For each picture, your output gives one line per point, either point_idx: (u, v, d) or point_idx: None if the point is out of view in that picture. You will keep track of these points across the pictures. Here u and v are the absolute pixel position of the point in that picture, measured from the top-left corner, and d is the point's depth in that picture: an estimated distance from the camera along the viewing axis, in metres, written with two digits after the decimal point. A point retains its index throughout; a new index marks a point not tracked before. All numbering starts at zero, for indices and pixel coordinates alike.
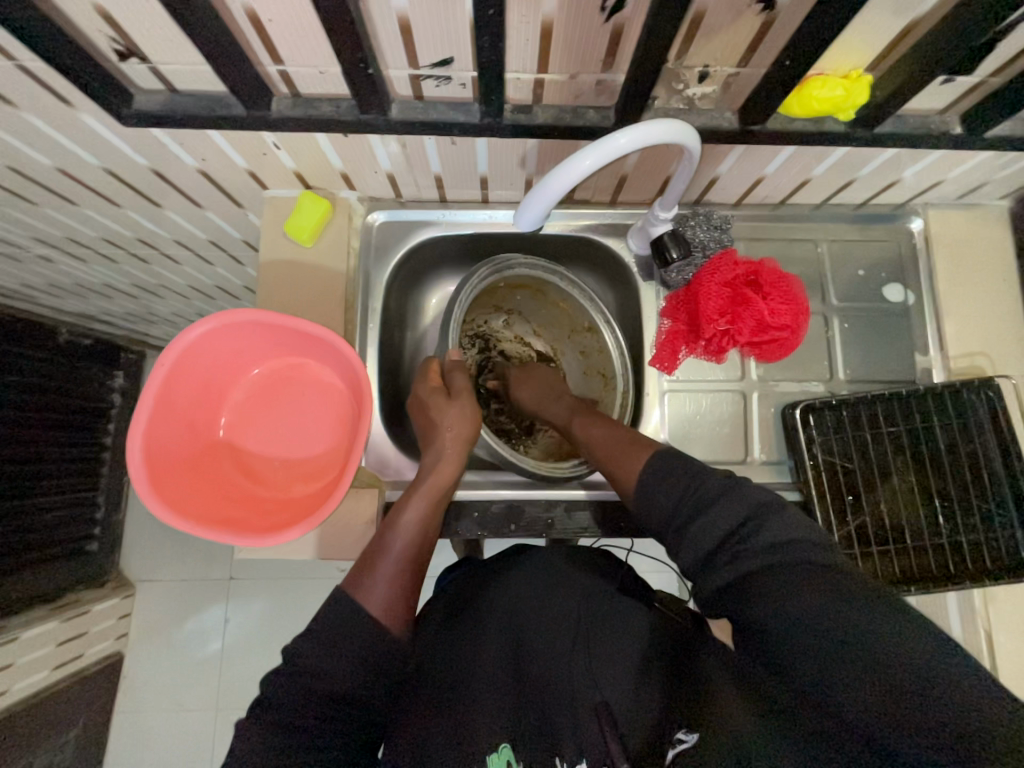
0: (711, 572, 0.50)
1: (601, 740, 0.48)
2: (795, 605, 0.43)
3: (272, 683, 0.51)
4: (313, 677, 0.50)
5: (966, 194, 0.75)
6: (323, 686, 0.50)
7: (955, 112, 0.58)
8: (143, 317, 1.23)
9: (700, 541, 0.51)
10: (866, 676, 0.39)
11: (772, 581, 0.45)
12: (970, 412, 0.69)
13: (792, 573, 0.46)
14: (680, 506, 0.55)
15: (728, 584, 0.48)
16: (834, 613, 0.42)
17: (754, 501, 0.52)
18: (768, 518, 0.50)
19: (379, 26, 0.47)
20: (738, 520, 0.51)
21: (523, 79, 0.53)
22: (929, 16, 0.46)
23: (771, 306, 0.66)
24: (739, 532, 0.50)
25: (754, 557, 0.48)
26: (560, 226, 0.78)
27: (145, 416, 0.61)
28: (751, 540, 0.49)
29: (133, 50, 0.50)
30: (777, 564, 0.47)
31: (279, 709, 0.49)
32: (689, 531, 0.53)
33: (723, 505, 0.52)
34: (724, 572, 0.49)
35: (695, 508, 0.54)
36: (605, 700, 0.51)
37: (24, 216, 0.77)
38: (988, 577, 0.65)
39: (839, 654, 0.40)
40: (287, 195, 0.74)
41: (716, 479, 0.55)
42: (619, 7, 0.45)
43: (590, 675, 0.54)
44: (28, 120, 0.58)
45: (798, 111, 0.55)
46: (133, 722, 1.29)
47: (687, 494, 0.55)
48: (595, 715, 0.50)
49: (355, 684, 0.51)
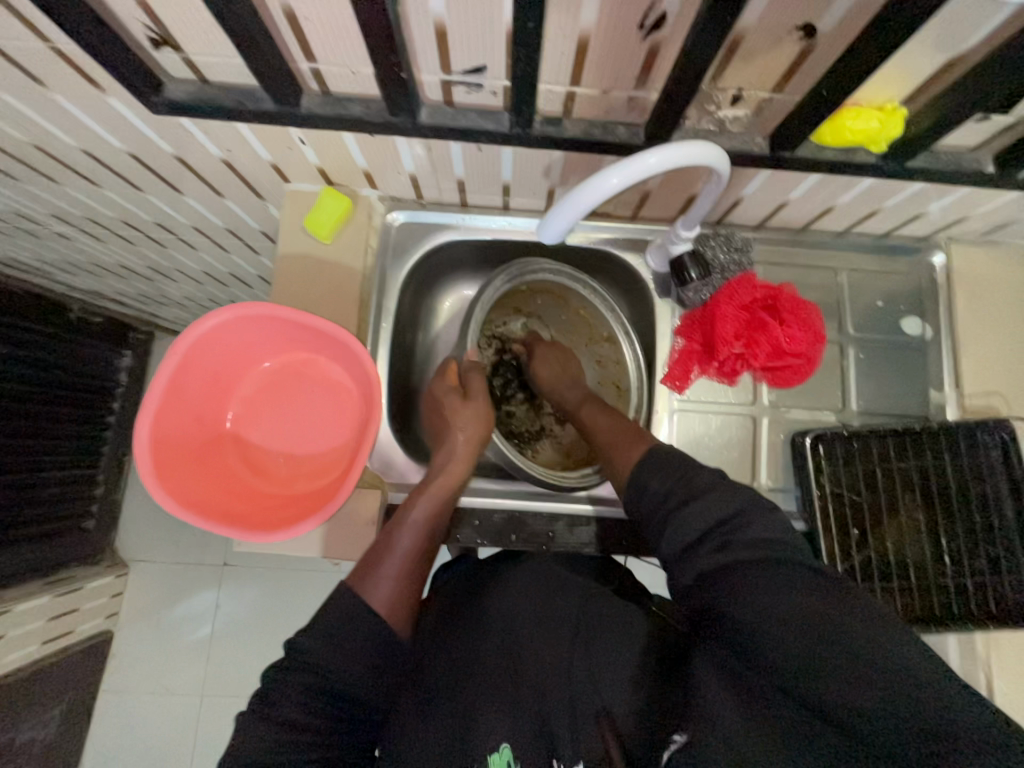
0: (693, 555, 0.51)
1: (601, 741, 0.47)
2: (773, 597, 0.44)
3: (273, 678, 0.50)
4: (313, 670, 0.49)
5: (991, 232, 0.74)
6: (325, 681, 0.49)
7: (988, 150, 0.57)
8: (154, 300, 1.23)
9: (686, 528, 0.52)
10: (849, 675, 0.40)
11: (757, 581, 0.45)
12: (982, 451, 0.68)
13: (779, 572, 0.46)
14: (670, 494, 0.55)
15: (702, 571, 0.49)
16: (828, 616, 0.42)
17: (743, 497, 0.52)
18: (750, 514, 0.51)
19: (414, 30, 0.47)
20: (725, 510, 0.51)
21: (554, 91, 0.53)
22: (971, 53, 0.46)
23: (789, 334, 0.66)
24: (723, 524, 0.51)
25: (738, 549, 0.48)
26: (581, 238, 0.78)
27: (155, 403, 0.61)
28: (733, 533, 0.50)
29: (166, 39, 0.50)
30: (754, 558, 0.47)
31: (280, 705, 0.48)
32: (676, 517, 0.53)
33: (709, 498, 0.52)
34: (706, 555, 0.50)
35: (687, 495, 0.54)
36: (606, 707, 0.50)
37: (45, 193, 0.77)
38: (991, 622, 0.64)
39: (831, 655, 0.41)
40: (309, 190, 0.74)
41: (704, 474, 0.55)
42: (657, 26, 0.44)
43: (593, 678, 0.52)
44: (57, 101, 0.58)
45: (830, 140, 0.54)
46: (118, 701, 1.29)
47: (676, 482, 0.55)
48: (596, 719, 0.49)
49: (354, 680, 0.50)
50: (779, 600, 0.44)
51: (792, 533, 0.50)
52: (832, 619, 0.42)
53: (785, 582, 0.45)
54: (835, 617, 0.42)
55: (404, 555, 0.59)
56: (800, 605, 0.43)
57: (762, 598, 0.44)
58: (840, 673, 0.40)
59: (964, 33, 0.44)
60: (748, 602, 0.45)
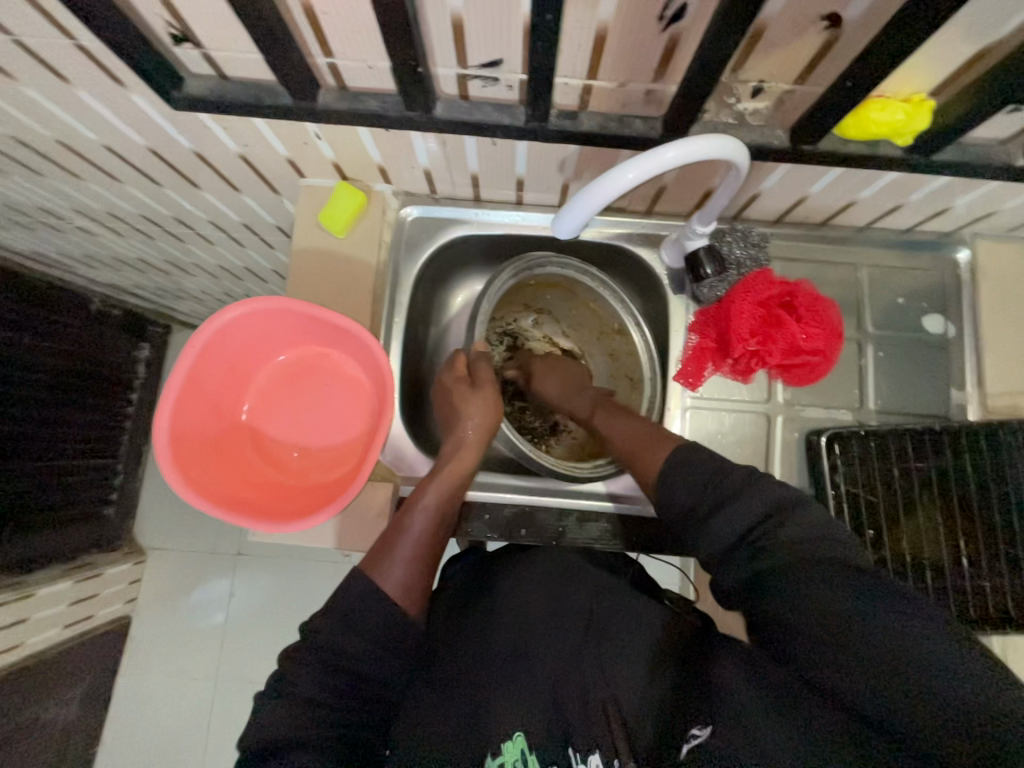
0: (727, 565, 0.49)
1: (609, 731, 0.49)
2: (804, 594, 0.43)
3: (290, 658, 0.51)
4: (331, 651, 0.51)
5: (1018, 228, 0.72)
6: (343, 660, 0.50)
7: (1019, 142, 0.56)
8: (172, 294, 1.25)
9: (720, 535, 0.50)
10: (880, 668, 0.39)
11: (796, 585, 0.44)
12: (1005, 453, 0.66)
13: (816, 569, 0.44)
14: (699, 501, 0.53)
15: (744, 579, 0.47)
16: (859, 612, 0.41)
17: (775, 497, 0.51)
18: (787, 514, 0.49)
19: (431, 23, 0.46)
20: (761, 512, 0.50)
21: (570, 84, 0.52)
22: (1004, 41, 0.44)
23: (805, 331, 0.65)
24: (763, 524, 0.49)
25: (774, 552, 0.46)
26: (594, 234, 0.78)
27: (174, 395, 0.62)
28: (772, 537, 0.48)
29: (187, 35, 0.50)
30: (796, 562, 0.45)
31: (300, 684, 0.49)
32: (704, 528, 0.51)
33: (747, 499, 0.51)
34: (740, 564, 0.48)
35: (718, 500, 0.52)
36: (615, 697, 0.51)
37: (67, 188, 0.79)
38: (1009, 625, 0.63)
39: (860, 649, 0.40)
40: (324, 185, 0.74)
41: (736, 476, 0.53)
42: (677, 17, 0.44)
43: (603, 669, 0.54)
44: (80, 97, 0.60)
45: (853, 133, 0.53)
46: (136, 685, 1.33)
47: (705, 490, 0.53)
48: (605, 711, 0.50)
49: (371, 660, 0.51)
50: (813, 597, 0.43)
51: (838, 535, 0.48)
52: (857, 610, 0.41)
53: (819, 578, 0.43)
54: (859, 608, 0.41)
55: (416, 539, 0.60)
56: (839, 604, 0.42)
57: (801, 597, 0.43)
58: (855, 665, 0.39)
59: (997, 22, 0.42)
60: (790, 602, 0.43)
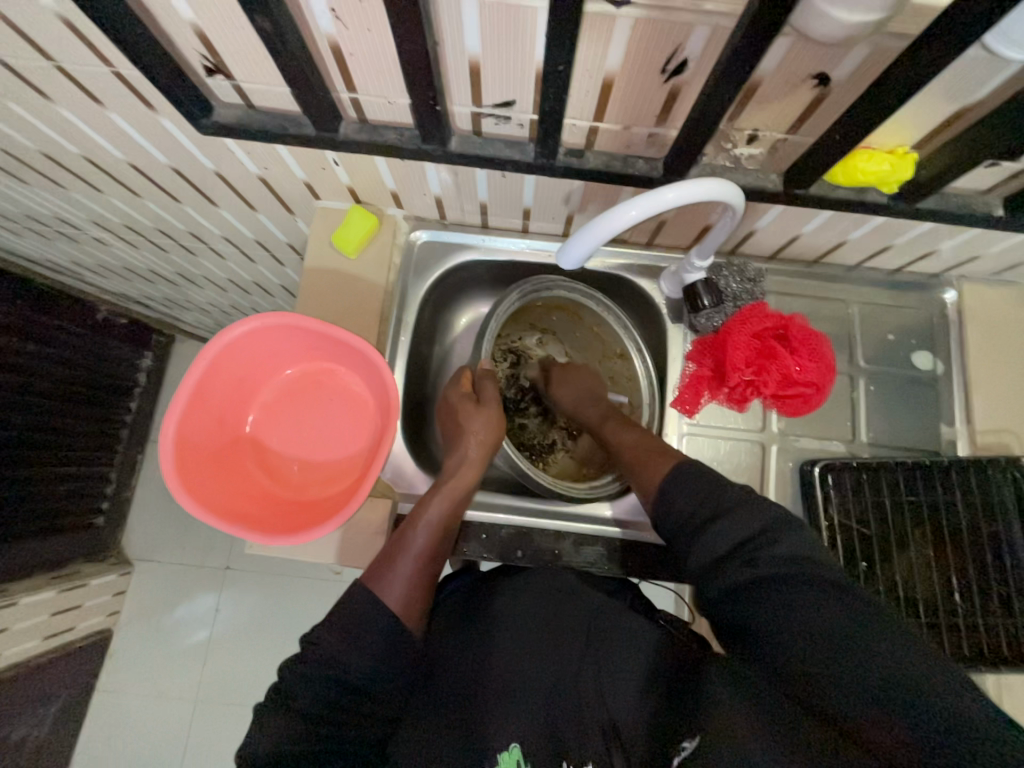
0: (721, 571, 0.51)
1: (606, 754, 0.49)
2: (797, 620, 0.45)
3: (290, 672, 0.51)
4: (331, 666, 0.50)
5: (1002, 272, 0.75)
6: (342, 675, 0.50)
7: (999, 194, 0.59)
8: (178, 304, 1.27)
9: (714, 544, 0.52)
10: (871, 697, 0.41)
11: (785, 604, 0.46)
12: (995, 491, 0.68)
13: (808, 591, 0.46)
14: (697, 513, 0.55)
15: (731, 586, 0.49)
16: (841, 631, 0.44)
17: (769, 515, 0.52)
18: (782, 532, 0.51)
19: (450, 67, 0.50)
20: (754, 527, 0.51)
21: (578, 125, 0.56)
22: (981, 104, 0.48)
23: (798, 362, 0.67)
24: (757, 538, 0.51)
25: (763, 565, 0.49)
26: (598, 263, 0.80)
27: (181, 405, 0.63)
28: (762, 550, 0.50)
29: (220, 67, 0.54)
30: (786, 574, 0.48)
31: (299, 698, 0.49)
32: (701, 536, 0.54)
33: (735, 517, 0.52)
34: (738, 569, 0.50)
35: (713, 514, 0.54)
36: (612, 718, 0.50)
37: (89, 201, 0.82)
38: (1002, 664, 0.63)
39: (846, 668, 0.42)
40: (338, 207, 0.77)
41: (733, 491, 0.55)
42: (679, 70, 0.47)
43: (599, 689, 0.52)
44: (112, 119, 0.63)
45: (842, 180, 0.57)
46: (113, 702, 1.29)
47: (703, 502, 0.56)
48: (603, 730, 0.50)
49: (370, 675, 0.51)
50: (802, 619, 0.45)
51: (818, 553, 0.50)
52: (844, 633, 0.44)
53: (810, 602, 0.46)
54: (847, 632, 0.44)
55: (418, 554, 0.60)
56: (833, 632, 0.44)
57: (791, 618, 0.46)
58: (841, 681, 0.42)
59: (974, 86, 0.46)
60: (781, 622, 0.46)
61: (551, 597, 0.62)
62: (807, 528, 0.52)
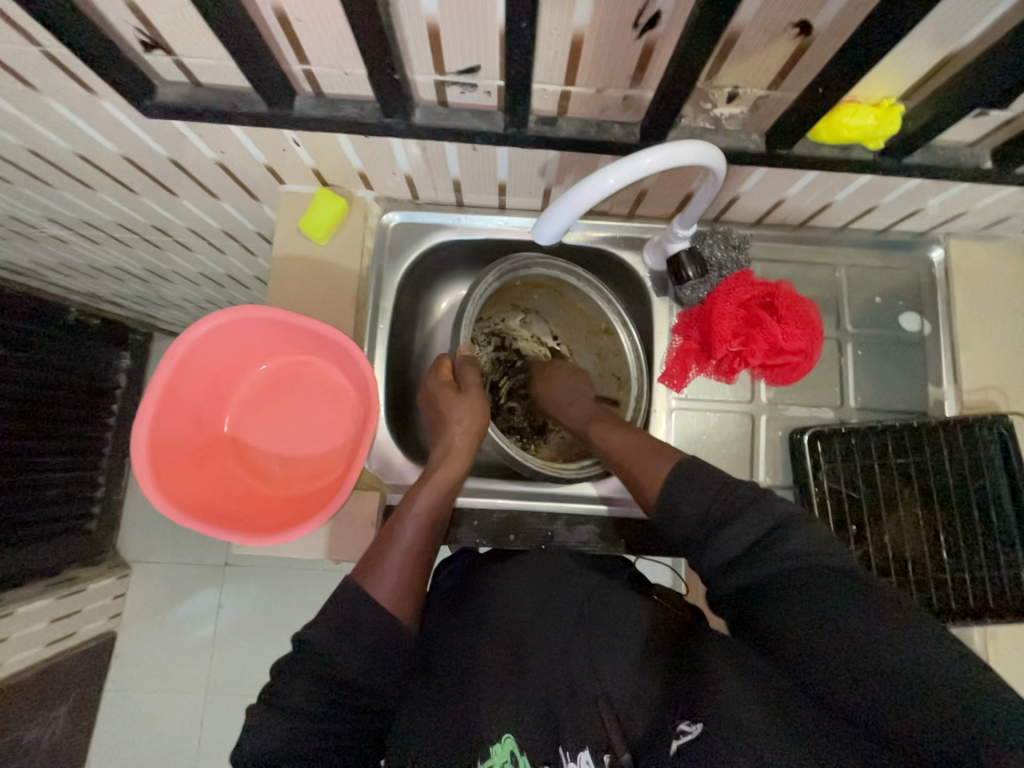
0: (730, 574, 0.52)
1: (602, 730, 0.49)
2: (804, 608, 0.46)
3: (282, 671, 0.51)
4: (321, 663, 0.50)
5: (989, 227, 0.74)
6: (333, 670, 0.50)
7: (987, 145, 0.57)
8: (152, 301, 1.22)
9: (723, 547, 0.52)
10: (859, 681, 0.41)
11: (789, 590, 0.47)
12: (982, 449, 0.68)
13: (814, 580, 0.47)
14: (706, 514, 0.55)
15: (743, 586, 0.51)
16: (848, 623, 0.43)
17: (778, 513, 0.53)
18: (790, 529, 0.51)
19: (406, 30, 0.46)
20: (765, 527, 0.52)
21: (548, 90, 0.53)
22: (968, 48, 0.46)
23: (786, 331, 0.65)
24: (765, 539, 0.51)
25: (770, 561, 0.50)
26: (578, 238, 0.78)
27: (152, 408, 0.61)
28: (770, 550, 0.51)
29: (157, 42, 0.49)
30: (792, 572, 0.48)
31: (290, 696, 0.49)
32: (711, 539, 0.54)
33: (746, 517, 0.53)
34: (745, 572, 0.51)
35: (725, 515, 0.54)
36: (605, 693, 0.51)
37: (40, 197, 0.77)
38: (989, 617, 0.65)
39: (849, 656, 0.42)
40: (304, 192, 0.73)
41: (743, 490, 0.55)
42: (652, 24, 0.44)
43: (594, 667, 0.53)
44: (50, 105, 0.58)
45: (826, 137, 0.54)
46: (124, 700, 1.30)
47: (710, 502, 0.55)
48: (596, 705, 0.50)
49: (365, 672, 0.51)
50: (803, 603, 0.46)
51: (835, 545, 0.50)
52: (849, 623, 0.43)
53: (811, 590, 0.47)
54: (854, 623, 0.43)
55: (407, 548, 0.59)
56: (844, 621, 0.44)
57: (793, 606, 0.46)
58: (839, 666, 0.42)
59: (961, 29, 0.43)
60: (783, 612, 0.47)
61: (549, 581, 0.62)
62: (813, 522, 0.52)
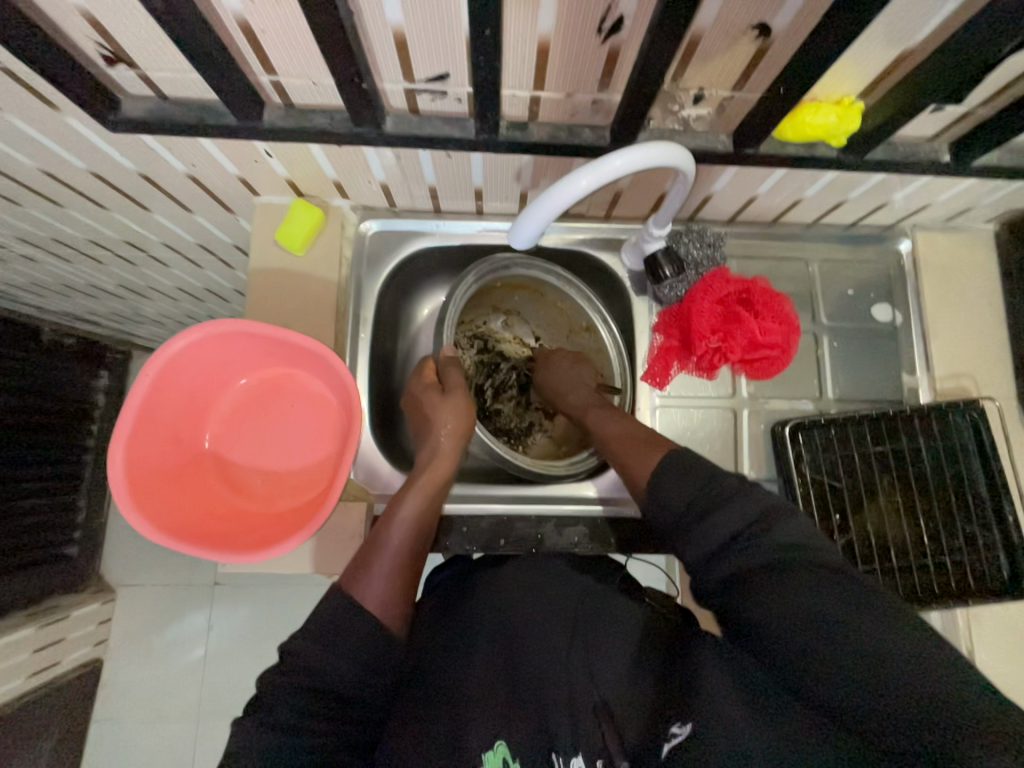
0: (715, 563, 0.51)
1: (601, 739, 0.48)
2: (796, 604, 0.44)
3: (270, 683, 0.50)
4: (311, 674, 0.49)
5: (953, 218, 0.76)
6: (323, 682, 0.49)
7: (944, 140, 0.59)
8: (128, 318, 1.20)
9: (708, 539, 0.51)
10: (854, 674, 0.41)
11: (776, 585, 0.46)
12: (956, 433, 0.70)
13: (797, 569, 0.47)
14: (690, 507, 0.54)
15: (728, 577, 0.49)
16: (839, 613, 0.43)
17: (762, 502, 0.52)
18: (775, 522, 0.51)
19: (373, 40, 0.46)
20: (749, 517, 0.51)
21: (518, 96, 0.53)
22: (921, 47, 0.47)
23: (762, 325, 0.66)
24: (751, 529, 0.51)
25: (760, 552, 0.49)
26: (556, 240, 0.78)
27: (127, 429, 0.59)
28: (755, 541, 0.50)
29: (120, 56, 0.49)
30: (777, 563, 0.48)
31: (279, 709, 0.48)
32: (696, 530, 0.53)
33: (732, 508, 0.52)
34: (731, 563, 0.50)
35: (708, 506, 0.53)
36: (603, 699, 0.51)
37: (6, 216, 0.75)
38: (970, 596, 0.66)
39: (839, 643, 0.42)
40: (279, 202, 0.73)
41: (728, 480, 0.55)
42: (615, 29, 0.45)
43: (587, 668, 0.55)
44: (11, 122, 0.57)
45: (791, 136, 0.56)
46: (112, 729, 1.26)
47: (698, 491, 0.55)
48: (594, 711, 0.51)
49: (354, 682, 0.50)
50: (788, 596, 0.45)
51: (815, 537, 0.50)
52: (836, 612, 0.43)
53: (794, 583, 0.46)
54: (840, 611, 0.43)
55: (395, 552, 0.59)
56: (833, 611, 0.43)
57: (778, 600, 0.45)
58: (828, 656, 0.42)
59: (912, 28, 0.45)
60: (766, 605, 0.45)
61: (542, 583, 0.64)
62: (798, 514, 0.52)
